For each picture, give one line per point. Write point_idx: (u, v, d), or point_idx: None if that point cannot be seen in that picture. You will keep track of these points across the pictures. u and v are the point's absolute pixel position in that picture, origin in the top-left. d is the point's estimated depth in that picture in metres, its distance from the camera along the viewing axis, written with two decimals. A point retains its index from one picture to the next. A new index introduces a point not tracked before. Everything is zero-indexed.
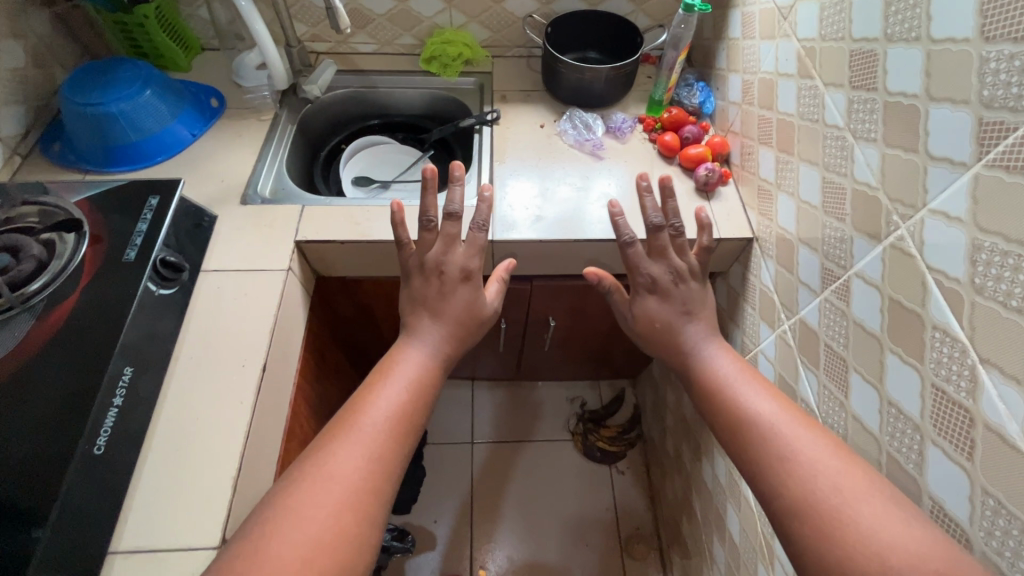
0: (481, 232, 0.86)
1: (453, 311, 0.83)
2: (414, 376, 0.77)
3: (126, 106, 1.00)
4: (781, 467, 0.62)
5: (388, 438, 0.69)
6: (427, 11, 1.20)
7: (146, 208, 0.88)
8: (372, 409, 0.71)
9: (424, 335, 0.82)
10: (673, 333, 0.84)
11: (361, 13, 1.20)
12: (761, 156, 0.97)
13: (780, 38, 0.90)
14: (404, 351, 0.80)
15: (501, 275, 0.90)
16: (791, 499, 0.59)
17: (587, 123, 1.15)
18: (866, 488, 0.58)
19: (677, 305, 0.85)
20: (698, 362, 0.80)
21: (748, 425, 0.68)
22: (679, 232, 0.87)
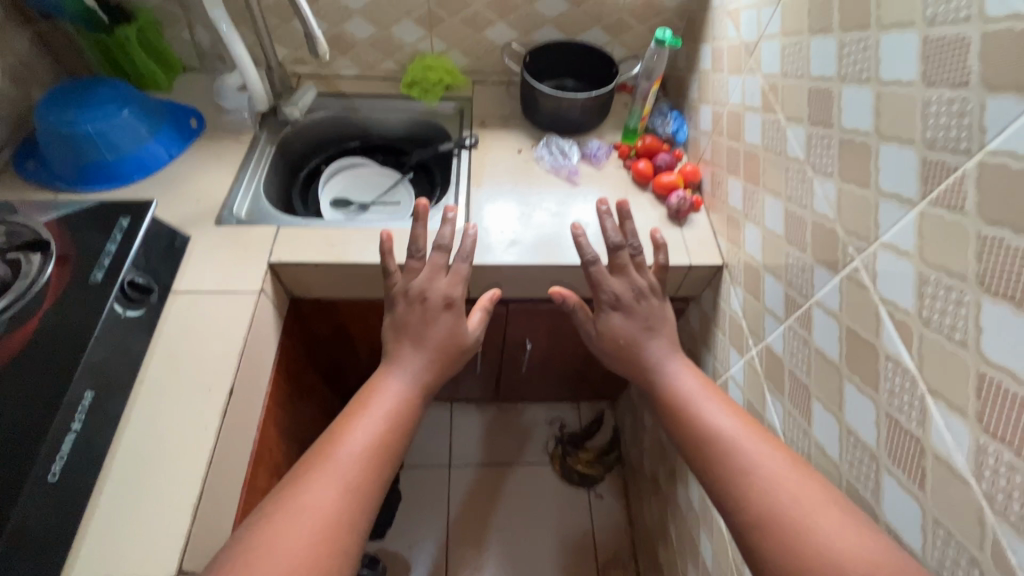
0: (464, 263, 0.89)
1: (425, 335, 0.84)
2: (393, 405, 0.76)
3: (103, 125, 1.01)
4: (741, 482, 0.65)
5: (367, 472, 0.68)
6: (408, 38, 1.22)
7: (116, 228, 0.86)
8: (351, 441, 0.70)
9: (406, 363, 0.81)
10: (638, 352, 0.85)
11: (343, 38, 1.22)
12: (730, 186, 1.00)
13: (746, 73, 0.93)
14: (388, 380, 0.80)
15: (485, 304, 0.90)
16: (753, 514, 0.62)
17: (563, 150, 1.17)
18: (821, 500, 0.61)
19: (640, 322, 0.87)
20: (661, 378, 0.82)
21: (710, 441, 0.70)
22: (637, 251, 0.90)
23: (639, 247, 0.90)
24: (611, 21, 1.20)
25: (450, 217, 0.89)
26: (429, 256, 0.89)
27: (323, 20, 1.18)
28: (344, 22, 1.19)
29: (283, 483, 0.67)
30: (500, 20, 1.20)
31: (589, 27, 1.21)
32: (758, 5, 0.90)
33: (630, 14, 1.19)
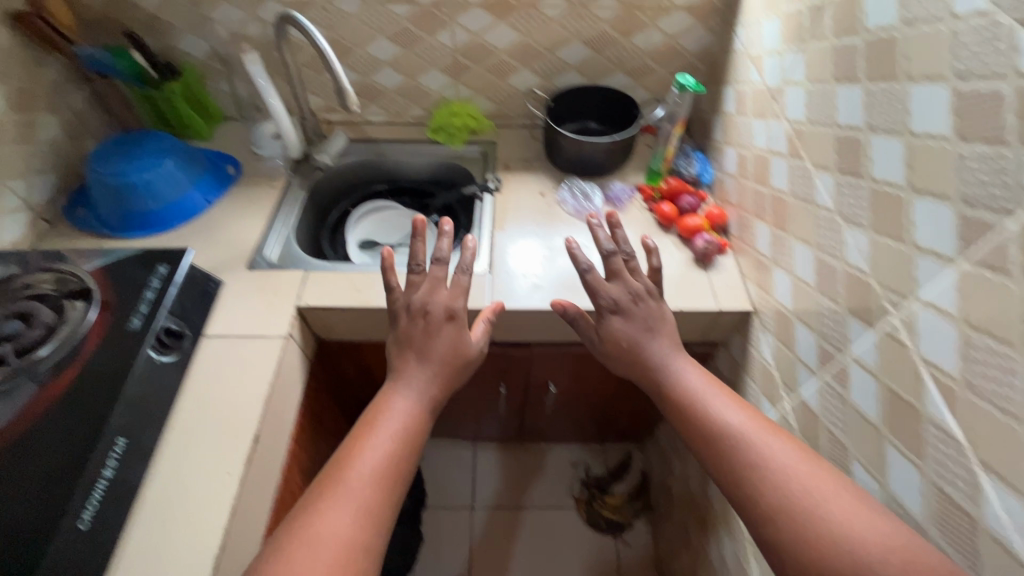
0: (464, 275, 0.88)
1: (429, 346, 0.83)
2: (402, 426, 0.76)
3: (149, 175, 1.07)
4: (754, 474, 0.64)
5: (379, 497, 0.68)
6: (435, 86, 1.26)
7: (155, 275, 0.90)
8: (361, 465, 0.70)
9: (411, 382, 0.81)
10: (640, 352, 0.82)
11: (372, 88, 1.26)
12: (757, 229, 0.98)
13: (771, 117, 0.92)
14: (394, 399, 0.79)
15: (487, 314, 0.91)
16: (768, 505, 0.62)
17: (586, 193, 1.18)
18: (837, 487, 0.61)
19: (641, 321, 0.84)
20: (664, 376, 0.79)
21: (719, 437, 0.69)
22: (630, 257, 0.89)
23: (632, 253, 0.89)
24: (634, 65, 1.22)
25: (446, 231, 0.90)
26: (429, 270, 0.89)
27: (354, 72, 1.24)
28: (374, 73, 1.23)
29: (293, 515, 0.66)
30: (524, 68, 1.22)
31: (611, 72, 1.23)
32: (781, 50, 0.90)
33: (652, 58, 1.20)
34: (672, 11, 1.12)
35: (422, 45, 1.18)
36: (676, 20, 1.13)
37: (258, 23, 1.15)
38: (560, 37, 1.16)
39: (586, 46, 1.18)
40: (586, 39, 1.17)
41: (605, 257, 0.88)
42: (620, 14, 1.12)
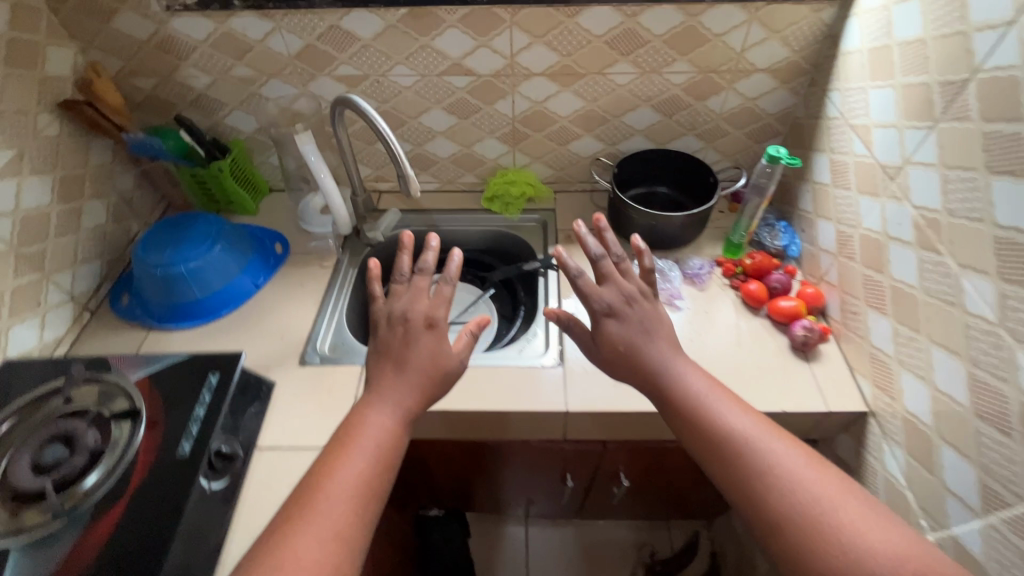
0: (447, 284, 0.82)
1: (409, 353, 0.77)
2: (379, 444, 0.70)
3: (195, 265, 1.00)
4: (766, 483, 0.63)
5: (353, 522, 0.63)
6: (491, 154, 1.19)
7: (205, 387, 0.82)
8: (332, 489, 0.65)
9: (388, 394, 0.74)
10: (639, 357, 0.77)
11: (425, 158, 1.20)
12: (871, 320, 0.87)
13: (886, 198, 0.82)
14: (370, 412, 0.72)
15: (473, 325, 0.81)
16: (781, 513, 0.61)
17: (662, 270, 1.07)
18: (845, 490, 0.62)
19: (639, 326, 0.79)
20: (664, 382, 0.75)
21: (728, 445, 0.67)
22: (622, 259, 0.85)
23: (622, 256, 0.85)
24: (706, 128, 1.13)
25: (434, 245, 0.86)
26: (412, 280, 0.84)
27: (407, 142, 1.17)
28: (428, 143, 1.17)
29: (260, 542, 0.62)
30: (587, 134, 1.14)
31: (682, 135, 1.14)
32: (898, 124, 0.79)
33: (727, 120, 1.11)
34: (753, 73, 1.03)
35: (480, 115, 1.11)
36: (756, 83, 1.04)
37: (308, 98, 1.09)
38: (628, 103, 1.08)
39: (656, 111, 1.10)
40: (656, 104, 1.08)
41: (593, 260, 0.84)
42: (696, 79, 1.04)
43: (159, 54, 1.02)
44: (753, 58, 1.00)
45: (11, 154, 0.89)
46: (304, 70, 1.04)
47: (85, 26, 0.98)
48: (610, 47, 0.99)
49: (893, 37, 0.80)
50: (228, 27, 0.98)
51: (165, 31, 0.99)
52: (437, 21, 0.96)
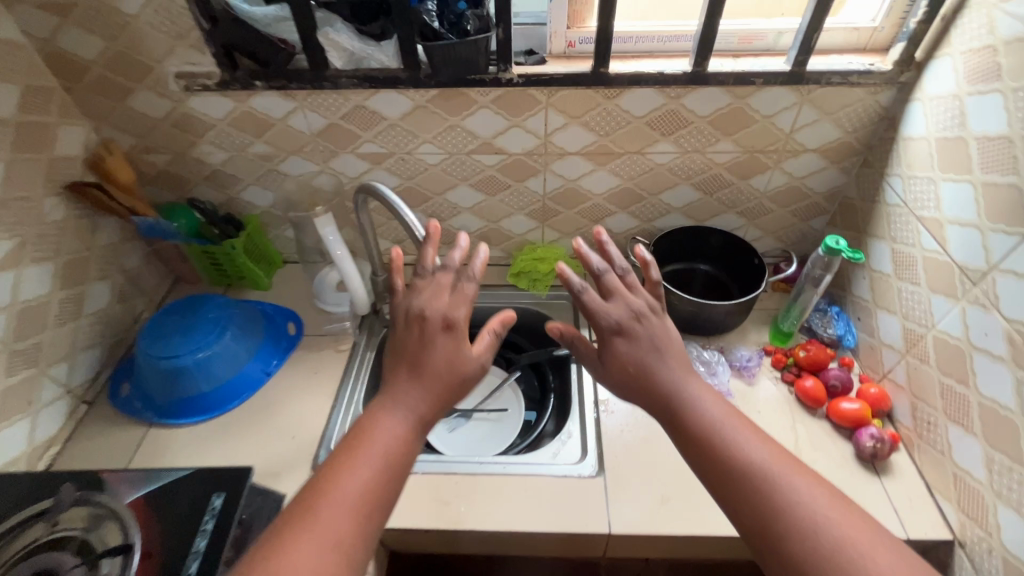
0: (471, 282, 0.75)
1: (421, 362, 0.69)
2: (388, 452, 0.63)
3: (203, 355, 0.94)
4: (782, 521, 0.57)
5: (357, 536, 0.56)
6: (518, 229, 1.12)
7: (207, 512, 0.73)
8: (337, 497, 0.58)
9: (404, 401, 0.66)
10: (650, 380, 0.71)
11: (448, 232, 1.14)
12: (951, 435, 0.78)
13: (967, 303, 0.74)
14: (380, 420, 0.65)
15: (495, 327, 0.73)
16: (799, 557, 0.55)
17: (707, 361, 0.99)
18: (882, 542, 0.54)
19: (649, 344, 0.73)
20: (675, 406, 0.69)
21: (744, 475, 0.60)
22: (625, 271, 0.79)
23: (626, 269, 0.79)
24: (748, 205, 1.06)
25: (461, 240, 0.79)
26: (436, 275, 0.76)
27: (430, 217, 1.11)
28: (452, 219, 1.11)
29: (258, 547, 0.55)
30: (621, 211, 1.08)
31: (721, 213, 1.08)
32: (980, 224, 0.72)
33: (771, 198, 1.05)
34: (803, 153, 0.97)
35: (509, 192, 1.05)
36: (804, 162, 0.98)
37: (329, 174, 1.03)
38: (666, 181, 1.02)
39: (695, 189, 1.03)
40: (697, 183, 1.02)
41: (596, 275, 0.79)
42: (741, 159, 0.98)
43: (175, 131, 0.98)
44: (803, 139, 0.94)
45: (12, 244, 0.83)
46: (326, 147, 0.99)
47: (99, 105, 0.94)
48: (651, 128, 0.93)
49: (968, 129, 0.74)
50: (248, 106, 0.93)
51: (182, 110, 0.94)
52: (469, 102, 0.91)
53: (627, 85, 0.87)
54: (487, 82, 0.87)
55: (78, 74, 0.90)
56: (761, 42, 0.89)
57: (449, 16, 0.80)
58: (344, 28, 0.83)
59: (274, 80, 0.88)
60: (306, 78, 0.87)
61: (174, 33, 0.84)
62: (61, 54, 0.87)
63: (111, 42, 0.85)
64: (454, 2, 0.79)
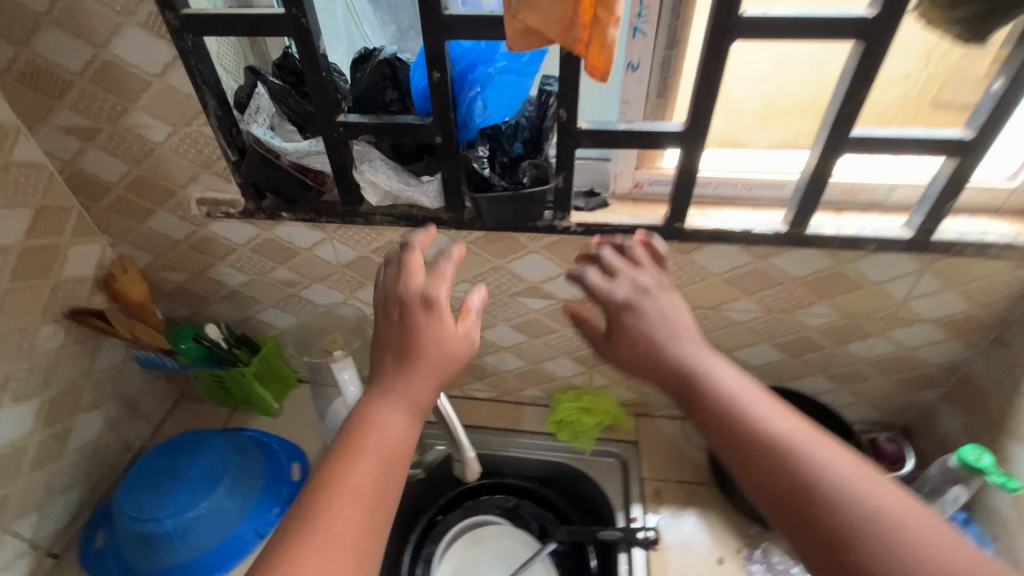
0: (446, 259, 0.57)
1: (405, 335, 0.53)
2: (394, 447, 0.50)
3: (184, 519, 0.82)
4: (824, 518, 0.41)
5: (365, 534, 0.47)
6: (562, 372, 0.98)
7: None
8: (341, 495, 0.47)
9: (397, 394, 0.52)
10: (658, 355, 0.54)
11: (483, 368, 1.00)
12: None
13: None
14: (363, 419, 0.51)
15: (474, 308, 0.56)
16: (853, 565, 0.39)
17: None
18: (952, 539, 0.39)
19: (665, 316, 0.56)
20: (685, 373, 0.52)
21: (760, 445, 0.45)
22: (629, 243, 0.66)
23: (629, 243, 0.66)
24: (842, 369, 0.89)
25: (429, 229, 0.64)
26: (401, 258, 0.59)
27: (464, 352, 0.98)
28: (489, 356, 0.97)
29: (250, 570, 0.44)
30: None
31: (807, 374, 0.90)
32: None
33: (872, 365, 0.87)
34: (917, 323, 0.80)
35: (555, 336, 0.91)
36: (917, 332, 0.81)
37: (354, 304, 0.93)
38: (743, 339, 0.86)
39: (778, 349, 0.87)
40: (780, 344, 0.86)
41: (598, 259, 0.65)
42: (838, 323, 0.81)
43: (194, 252, 0.89)
44: (919, 308, 0.78)
45: None
46: (354, 278, 0.88)
47: (116, 223, 0.86)
48: (731, 285, 0.78)
49: None
50: (272, 233, 0.84)
51: (203, 233, 0.86)
52: (519, 246, 0.79)
53: (707, 241, 0.73)
54: (540, 229, 0.75)
55: (97, 194, 0.83)
56: (867, 195, 0.75)
57: (502, 161, 0.70)
58: (382, 163, 0.73)
59: (302, 214, 0.79)
60: (338, 213, 0.77)
61: (199, 161, 0.76)
62: (82, 173, 0.80)
63: (133, 166, 0.78)
64: (509, 143, 0.70)
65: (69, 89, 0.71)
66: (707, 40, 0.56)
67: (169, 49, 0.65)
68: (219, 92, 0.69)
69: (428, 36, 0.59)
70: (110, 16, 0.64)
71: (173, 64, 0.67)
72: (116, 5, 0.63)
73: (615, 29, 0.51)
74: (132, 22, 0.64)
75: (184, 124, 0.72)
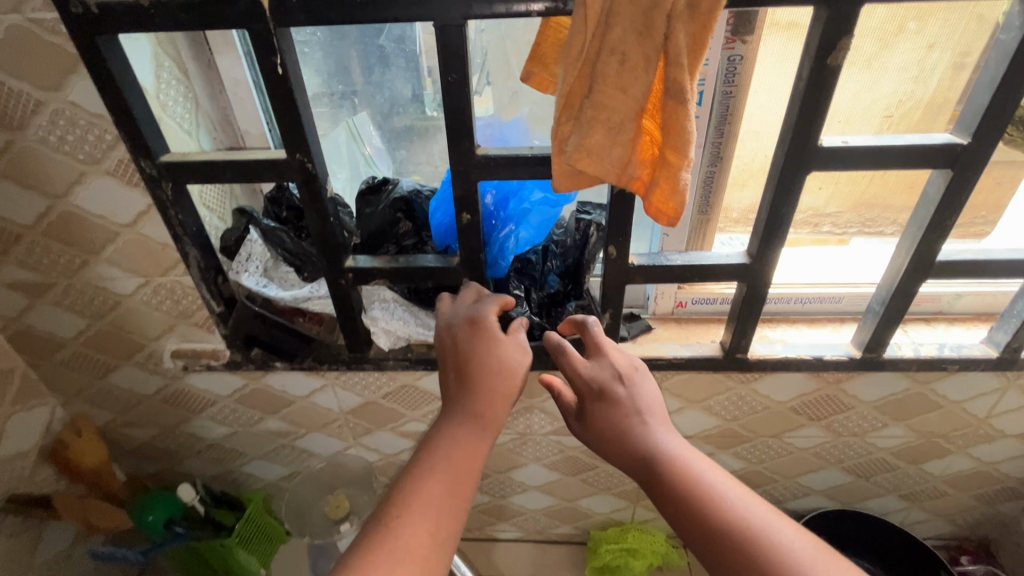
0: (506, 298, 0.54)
1: (473, 358, 0.49)
2: (461, 464, 0.43)
3: None
4: None
5: (437, 544, 0.40)
6: (600, 508, 0.86)
7: None
8: (412, 507, 0.40)
9: (477, 411, 0.46)
10: (618, 435, 0.46)
11: (507, 508, 0.87)
12: None
13: None
14: (444, 436, 0.45)
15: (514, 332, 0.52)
16: None
17: None
18: None
19: (629, 398, 0.47)
20: (644, 467, 0.44)
21: (728, 556, 0.38)
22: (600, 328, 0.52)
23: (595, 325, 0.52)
24: (916, 489, 0.79)
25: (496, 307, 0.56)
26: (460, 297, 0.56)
27: (486, 493, 0.85)
28: (516, 495, 0.85)
29: None
30: None
31: (877, 495, 0.81)
32: None
33: (949, 482, 0.78)
34: (999, 439, 0.72)
35: (594, 471, 0.80)
36: (1000, 448, 0.73)
37: (359, 450, 0.80)
38: (809, 465, 0.77)
39: (846, 472, 0.77)
40: (849, 467, 0.77)
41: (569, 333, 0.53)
42: (913, 444, 0.73)
43: (166, 406, 0.75)
44: (1003, 424, 0.70)
45: None
46: (359, 425, 0.76)
47: (69, 381, 0.72)
48: (796, 413, 0.70)
49: None
50: (262, 382, 0.71)
51: (177, 386, 0.72)
52: None
53: (770, 371, 0.65)
54: None
55: (46, 353, 0.69)
56: (929, 303, 0.68)
57: (534, 299, 0.61)
58: (396, 306, 0.64)
59: (300, 363, 0.67)
60: (343, 360, 0.66)
61: (175, 312, 0.64)
62: (28, 330, 0.66)
63: (93, 321, 0.66)
64: (543, 277, 0.62)
65: (15, 242, 0.59)
66: (781, 170, 0.49)
67: (144, 197, 0.55)
68: (203, 241, 0.58)
69: (457, 176, 0.51)
70: (71, 164, 0.53)
71: (146, 212, 0.56)
72: (78, 153, 0.53)
73: (688, 172, 0.43)
74: (98, 170, 0.54)
75: (159, 274, 0.61)
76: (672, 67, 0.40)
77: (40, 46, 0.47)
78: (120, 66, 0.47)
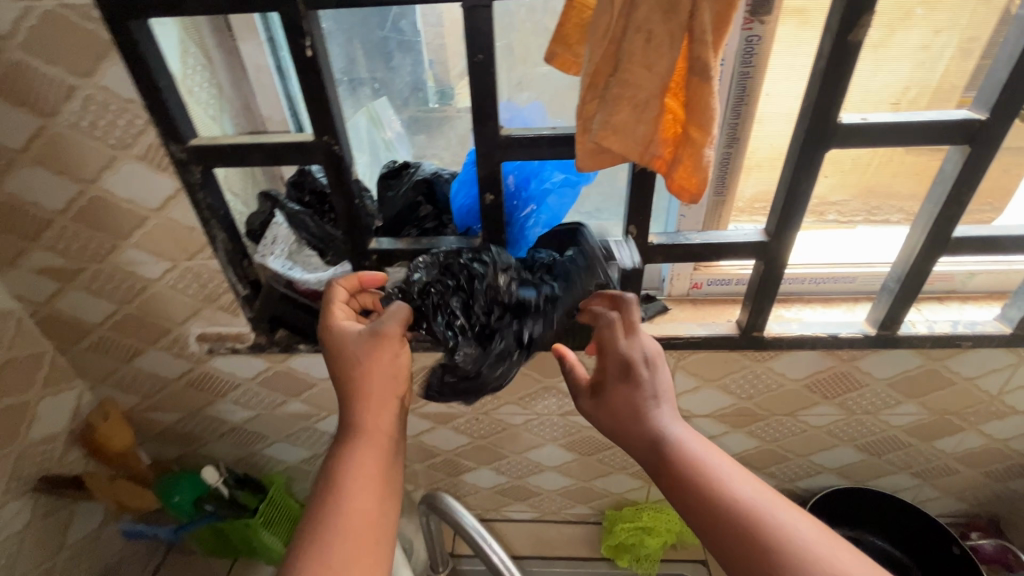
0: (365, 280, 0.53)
1: (344, 364, 0.48)
2: (370, 485, 0.44)
3: None
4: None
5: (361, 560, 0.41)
6: (615, 488, 0.87)
7: None
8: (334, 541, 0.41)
9: (365, 426, 0.46)
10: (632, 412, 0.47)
11: (525, 488, 0.89)
12: None
13: None
14: (341, 465, 0.45)
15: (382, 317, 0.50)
16: None
17: None
18: None
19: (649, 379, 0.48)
20: (653, 450, 0.44)
21: (727, 529, 0.38)
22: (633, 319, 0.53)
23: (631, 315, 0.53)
24: (927, 466, 0.81)
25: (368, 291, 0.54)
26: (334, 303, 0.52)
27: (503, 473, 0.87)
28: (533, 476, 0.86)
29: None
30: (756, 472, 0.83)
31: (889, 473, 0.82)
32: None
33: (960, 459, 0.79)
34: (1010, 416, 0.73)
35: (609, 451, 0.82)
36: (1011, 424, 0.74)
37: None
38: (822, 444, 0.78)
39: (859, 451, 0.79)
40: (862, 445, 0.78)
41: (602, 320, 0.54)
42: (925, 422, 0.74)
43: (191, 390, 0.77)
44: (1014, 401, 0.71)
45: None
46: None
47: (97, 366, 0.73)
48: (811, 391, 0.71)
49: None
50: (285, 365, 0.73)
51: (201, 370, 0.74)
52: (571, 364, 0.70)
53: (786, 350, 0.66)
54: None
55: (74, 337, 0.70)
56: (942, 282, 0.69)
57: (470, 292, 0.54)
58: None
59: (323, 345, 0.68)
60: None
61: (202, 296, 0.66)
62: (57, 315, 0.68)
63: (120, 305, 0.67)
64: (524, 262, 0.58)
65: (46, 228, 0.60)
66: (801, 148, 0.50)
67: (172, 182, 0.56)
68: (229, 224, 0.59)
69: (481, 158, 0.52)
70: (102, 149, 0.55)
71: (175, 196, 0.57)
72: (109, 138, 0.54)
73: (711, 149, 0.44)
74: (128, 155, 0.55)
75: (186, 258, 0.62)
76: (697, 44, 0.41)
77: (73, 32, 0.48)
78: (152, 51, 0.48)
